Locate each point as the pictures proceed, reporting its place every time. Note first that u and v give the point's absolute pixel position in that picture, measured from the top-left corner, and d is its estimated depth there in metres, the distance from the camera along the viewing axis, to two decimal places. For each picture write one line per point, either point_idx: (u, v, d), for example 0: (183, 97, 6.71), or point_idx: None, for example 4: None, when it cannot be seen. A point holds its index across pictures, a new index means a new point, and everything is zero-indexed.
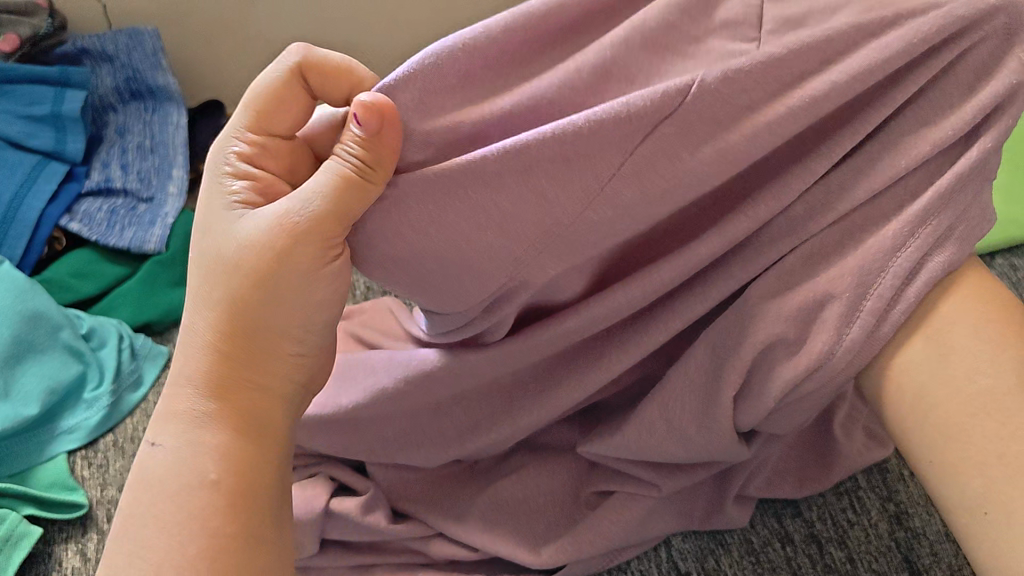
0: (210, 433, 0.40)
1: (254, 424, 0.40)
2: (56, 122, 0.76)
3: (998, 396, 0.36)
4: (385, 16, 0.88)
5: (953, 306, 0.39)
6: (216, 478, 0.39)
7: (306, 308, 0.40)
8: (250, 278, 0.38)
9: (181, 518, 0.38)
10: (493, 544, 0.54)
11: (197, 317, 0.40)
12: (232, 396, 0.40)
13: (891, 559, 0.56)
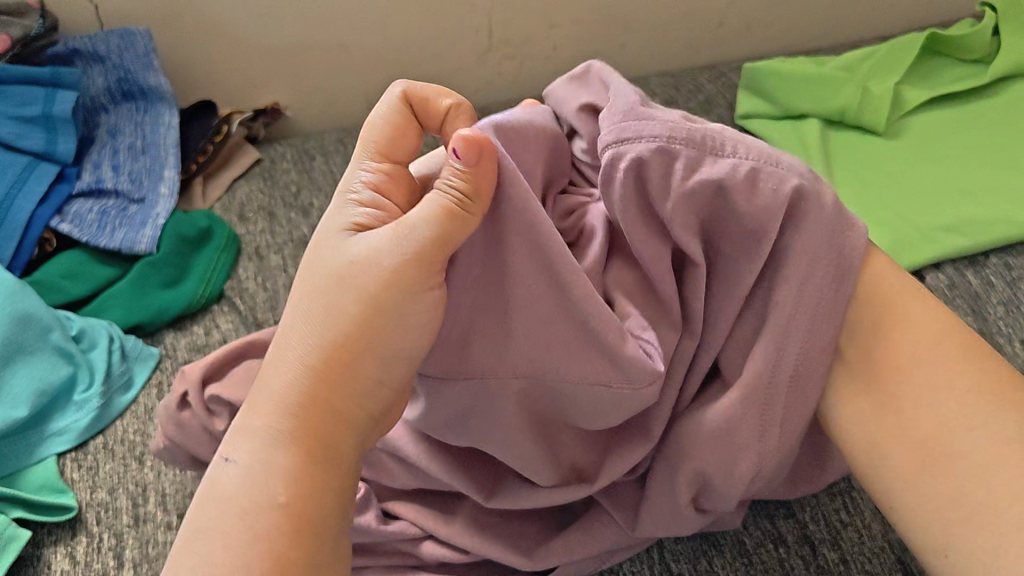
0: (283, 453, 0.39)
1: (329, 448, 0.40)
2: (47, 122, 0.76)
3: (964, 411, 0.41)
4: (377, 17, 0.88)
5: (896, 337, 0.44)
6: (286, 499, 0.38)
7: (399, 333, 0.41)
8: (361, 301, 0.40)
9: (247, 539, 0.37)
10: (482, 547, 0.53)
11: (294, 343, 0.41)
12: (320, 418, 0.40)
13: (884, 560, 0.55)
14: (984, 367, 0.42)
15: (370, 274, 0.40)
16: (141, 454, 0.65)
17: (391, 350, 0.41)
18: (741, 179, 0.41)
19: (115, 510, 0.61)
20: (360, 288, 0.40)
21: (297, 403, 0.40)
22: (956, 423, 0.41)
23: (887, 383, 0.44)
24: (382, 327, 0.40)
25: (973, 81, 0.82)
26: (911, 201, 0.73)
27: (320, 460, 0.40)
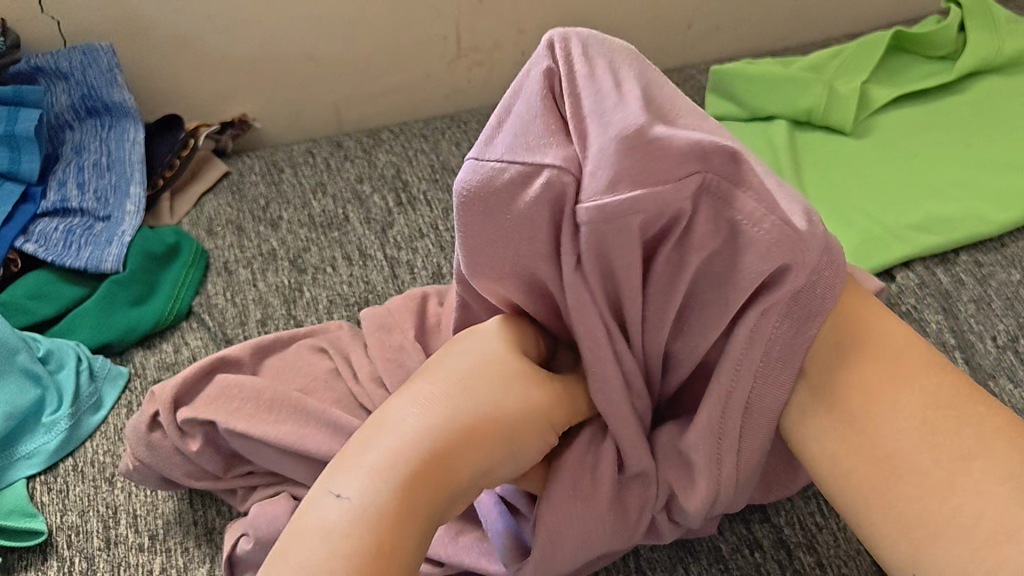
0: (391, 500, 0.38)
1: (433, 511, 0.40)
2: (10, 141, 0.75)
3: (927, 424, 0.41)
4: (343, 27, 0.87)
5: (851, 359, 0.44)
6: (388, 549, 0.37)
7: (515, 417, 0.44)
8: (509, 403, 0.44)
9: None
10: (457, 557, 0.53)
11: (426, 401, 0.43)
12: (439, 483, 0.40)
13: (860, 562, 0.55)
14: (942, 382, 0.42)
15: (524, 388, 0.45)
16: (111, 475, 0.64)
17: (502, 463, 0.44)
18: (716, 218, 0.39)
19: (86, 532, 0.61)
20: (508, 397, 0.44)
21: (434, 462, 0.40)
22: (921, 437, 0.41)
23: (854, 394, 0.43)
24: (514, 436, 0.44)
25: (940, 78, 0.82)
26: (882, 201, 0.73)
27: (423, 534, 0.39)
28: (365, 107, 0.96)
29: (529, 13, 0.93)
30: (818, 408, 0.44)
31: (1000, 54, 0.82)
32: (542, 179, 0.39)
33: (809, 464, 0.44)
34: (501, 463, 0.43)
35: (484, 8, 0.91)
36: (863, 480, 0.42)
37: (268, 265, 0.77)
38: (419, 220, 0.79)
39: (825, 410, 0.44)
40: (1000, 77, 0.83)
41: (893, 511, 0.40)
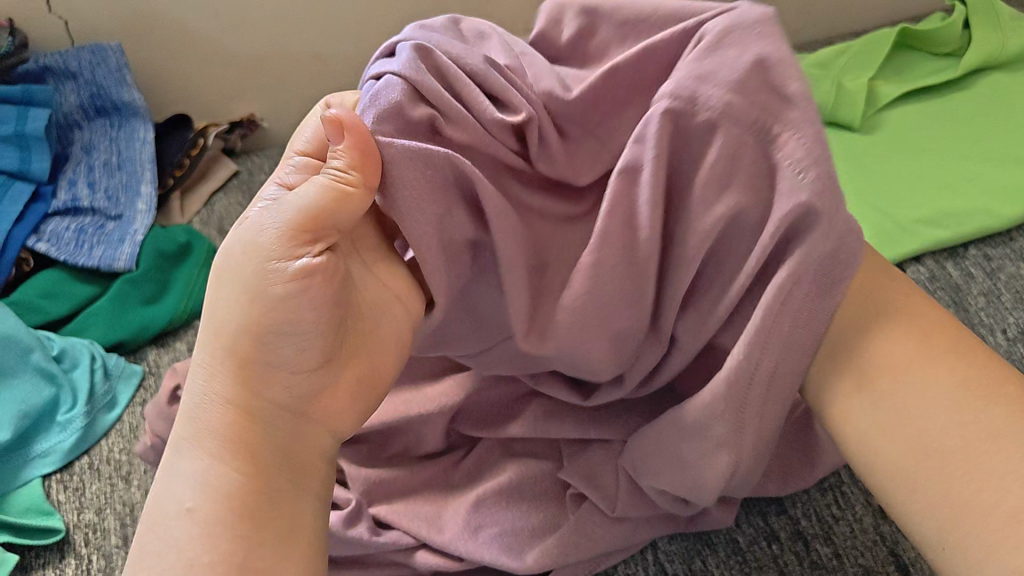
0: (187, 459, 0.39)
1: (238, 443, 0.39)
2: (20, 141, 0.75)
3: (957, 406, 0.39)
4: (351, 26, 0.88)
5: (884, 333, 0.42)
6: (188, 507, 0.38)
7: (288, 310, 0.39)
8: (251, 294, 0.40)
9: (159, 549, 0.38)
10: (478, 553, 0.53)
11: (203, 336, 0.41)
12: (229, 420, 0.39)
13: (877, 553, 0.54)
14: (975, 360, 0.41)
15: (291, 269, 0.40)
16: (127, 473, 0.64)
17: (284, 347, 0.40)
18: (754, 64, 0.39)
19: (103, 530, 0.60)
20: (259, 286, 0.39)
21: (211, 408, 0.40)
22: (949, 418, 0.39)
23: (870, 377, 0.42)
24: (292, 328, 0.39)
25: (944, 74, 0.83)
26: (892, 196, 0.74)
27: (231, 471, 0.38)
28: None
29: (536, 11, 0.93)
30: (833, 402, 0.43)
31: (1004, 50, 0.82)
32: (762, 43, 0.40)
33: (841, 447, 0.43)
34: (288, 351, 0.40)
35: (491, 7, 0.91)
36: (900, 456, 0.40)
37: None
38: None
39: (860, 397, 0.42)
40: (1006, 72, 0.83)
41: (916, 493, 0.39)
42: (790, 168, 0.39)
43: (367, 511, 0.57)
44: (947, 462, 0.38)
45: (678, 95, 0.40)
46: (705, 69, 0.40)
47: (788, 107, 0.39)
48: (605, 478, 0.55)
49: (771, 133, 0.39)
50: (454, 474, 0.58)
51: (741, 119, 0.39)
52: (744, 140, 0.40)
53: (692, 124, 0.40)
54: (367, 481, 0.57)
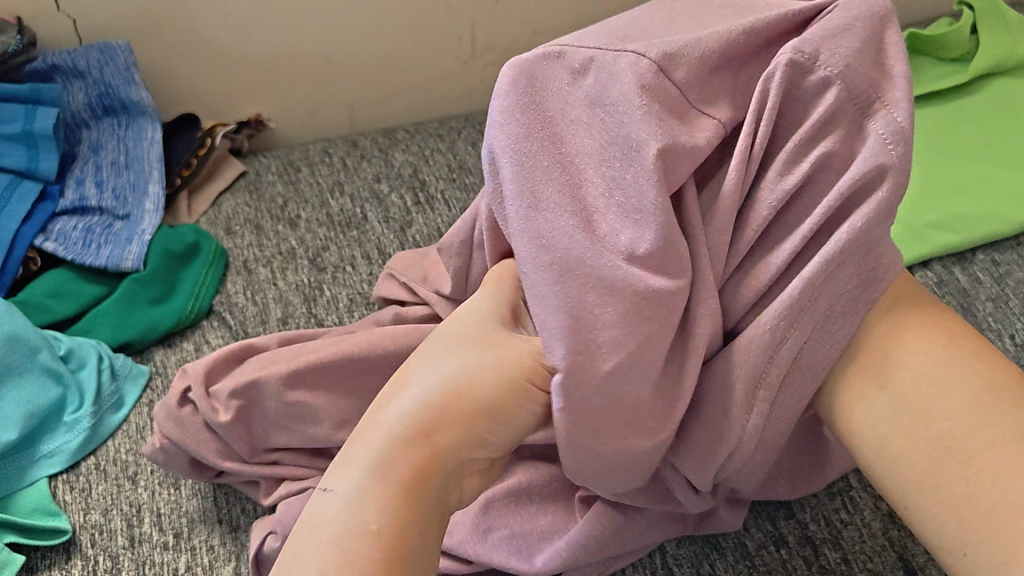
0: (379, 485, 0.40)
1: (428, 489, 0.41)
2: (28, 140, 0.75)
3: (982, 409, 0.40)
4: (360, 28, 0.88)
5: (910, 330, 0.42)
6: (377, 528, 0.39)
7: (519, 399, 0.43)
8: (493, 369, 0.44)
9: (342, 563, 0.38)
10: (486, 555, 0.53)
11: (420, 387, 0.43)
12: (426, 471, 0.41)
13: (886, 558, 0.54)
14: (996, 365, 0.41)
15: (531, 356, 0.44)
16: (133, 474, 0.64)
17: (499, 438, 0.43)
18: (870, 34, 0.40)
19: (110, 531, 0.60)
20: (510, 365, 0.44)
21: (418, 453, 0.41)
22: (973, 419, 0.40)
23: (890, 383, 0.42)
24: (507, 412, 0.43)
25: (952, 79, 0.83)
26: (900, 198, 0.74)
27: (420, 514, 0.40)
28: (378, 107, 0.96)
29: (544, 13, 0.93)
30: (850, 398, 0.43)
31: (1011, 56, 0.83)
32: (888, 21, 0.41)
33: (855, 448, 0.43)
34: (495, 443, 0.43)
35: (499, 10, 0.91)
36: (916, 465, 0.40)
37: (288, 264, 0.77)
38: (438, 219, 0.80)
39: (878, 404, 0.42)
40: (1014, 78, 0.83)
41: (933, 499, 0.39)
42: (881, 135, 0.39)
43: None
44: (970, 464, 0.39)
45: (801, 50, 0.40)
46: (830, 30, 0.40)
47: (890, 87, 0.39)
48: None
49: (873, 108, 0.39)
50: None
51: (852, 86, 0.39)
52: (845, 107, 0.39)
53: (801, 87, 0.40)
54: None
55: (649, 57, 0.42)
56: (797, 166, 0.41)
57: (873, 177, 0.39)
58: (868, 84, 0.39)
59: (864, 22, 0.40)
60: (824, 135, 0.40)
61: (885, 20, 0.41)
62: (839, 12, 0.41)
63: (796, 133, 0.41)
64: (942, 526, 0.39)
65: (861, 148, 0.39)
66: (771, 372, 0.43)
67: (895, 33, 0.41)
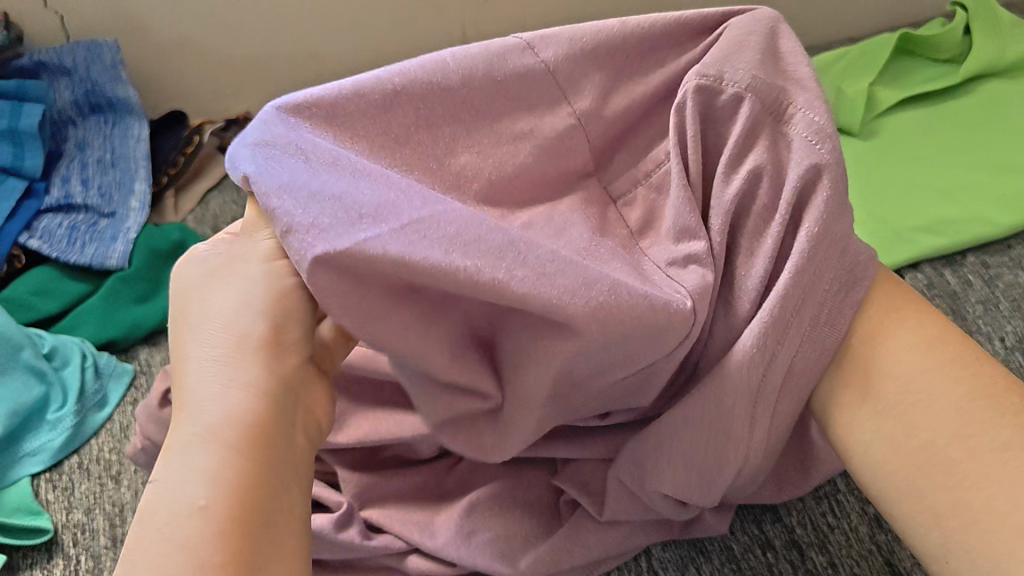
0: (205, 455, 0.37)
1: (256, 442, 0.38)
2: (13, 137, 0.74)
3: (965, 417, 0.39)
4: (347, 26, 0.87)
5: (892, 338, 0.42)
6: (206, 502, 0.35)
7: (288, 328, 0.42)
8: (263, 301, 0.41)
9: (171, 548, 0.34)
10: (470, 558, 0.53)
11: (199, 347, 0.41)
12: (250, 420, 0.38)
13: (872, 563, 0.53)
14: (983, 371, 0.40)
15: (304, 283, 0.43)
16: (117, 473, 0.63)
17: (294, 337, 0.42)
18: (768, 46, 0.43)
19: (92, 531, 0.60)
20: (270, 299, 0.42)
21: (233, 399, 0.39)
22: (955, 428, 0.39)
23: (874, 392, 0.41)
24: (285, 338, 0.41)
25: (944, 80, 0.83)
26: (888, 202, 0.73)
27: (254, 470, 0.37)
28: None
29: (534, 12, 0.93)
30: (841, 407, 0.42)
31: (1004, 57, 0.82)
32: (776, 30, 0.44)
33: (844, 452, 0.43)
34: (300, 346, 0.42)
35: (489, 8, 0.90)
36: (900, 474, 0.40)
37: None
38: None
39: (867, 411, 0.41)
40: (1005, 79, 0.83)
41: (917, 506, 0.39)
42: (806, 138, 0.40)
43: (358, 514, 0.56)
44: (953, 474, 0.38)
45: (706, 74, 0.42)
46: (728, 49, 0.42)
47: (798, 92, 0.41)
48: (597, 484, 0.55)
49: (785, 115, 0.41)
50: (446, 480, 0.58)
51: (764, 98, 0.41)
52: (761, 118, 0.41)
53: (719, 107, 0.42)
54: (361, 483, 0.57)
55: (533, 42, 0.44)
56: (740, 169, 0.42)
57: (810, 180, 0.40)
58: (772, 96, 0.41)
59: (754, 37, 0.43)
60: (749, 149, 0.42)
61: (779, 34, 0.43)
62: (734, 27, 0.43)
63: (726, 150, 0.42)
64: (926, 535, 0.38)
65: (790, 157, 0.41)
66: (769, 382, 0.42)
67: (790, 44, 0.43)
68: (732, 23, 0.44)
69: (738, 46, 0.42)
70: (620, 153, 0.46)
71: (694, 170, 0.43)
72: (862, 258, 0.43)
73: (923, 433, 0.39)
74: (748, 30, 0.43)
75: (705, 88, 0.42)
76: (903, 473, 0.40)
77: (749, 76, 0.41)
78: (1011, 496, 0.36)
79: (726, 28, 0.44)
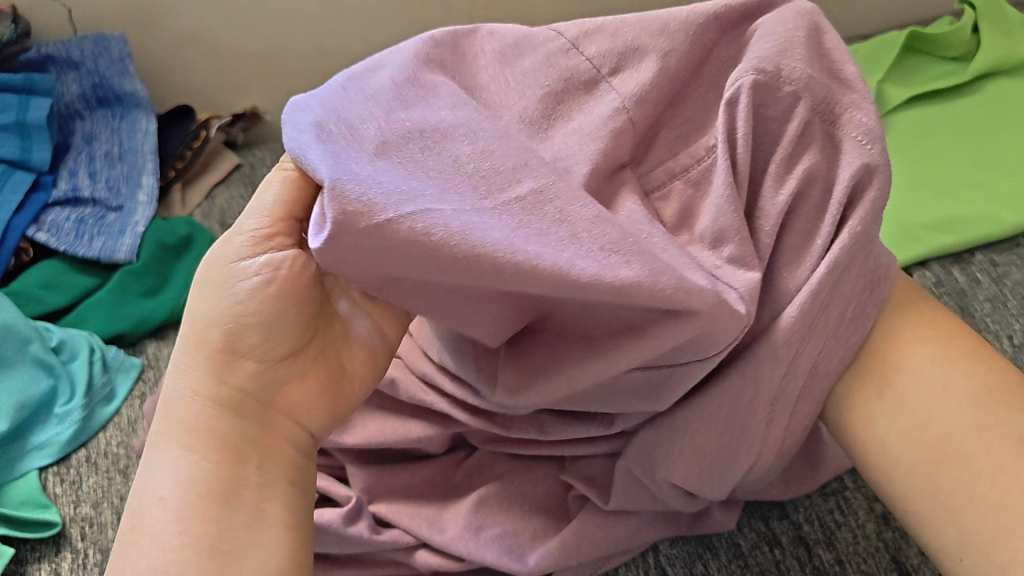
0: (165, 454, 0.42)
1: (207, 442, 0.42)
2: (21, 129, 0.74)
3: (980, 408, 0.39)
4: (357, 19, 0.87)
5: (908, 335, 0.42)
6: (161, 496, 0.40)
7: (262, 328, 0.43)
8: (226, 309, 0.43)
9: (135, 540, 0.40)
10: (479, 553, 0.53)
11: (179, 350, 0.45)
12: (202, 417, 0.42)
13: (880, 560, 0.53)
14: (992, 367, 0.40)
15: (280, 283, 0.42)
16: (124, 467, 0.63)
17: (254, 335, 0.43)
18: (811, 32, 0.39)
19: (100, 524, 0.60)
20: (235, 307, 0.43)
21: (186, 406, 0.43)
22: (967, 422, 0.39)
23: (892, 386, 0.41)
24: (259, 336, 0.43)
25: (952, 79, 0.83)
26: (895, 201, 0.74)
27: (202, 466, 0.41)
28: None
29: (543, 10, 0.93)
30: (862, 409, 0.42)
31: (1011, 56, 0.82)
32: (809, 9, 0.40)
33: (861, 448, 0.43)
34: (263, 344, 0.43)
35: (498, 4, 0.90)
36: (912, 469, 0.40)
37: None
38: None
39: (882, 401, 0.42)
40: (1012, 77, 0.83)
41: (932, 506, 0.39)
42: (856, 138, 0.38)
43: (367, 509, 0.56)
44: (971, 466, 0.38)
45: (764, 68, 0.38)
46: (780, 43, 0.38)
47: (845, 90, 0.39)
48: (605, 479, 0.54)
49: (839, 115, 0.39)
50: (455, 474, 0.58)
51: (818, 96, 0.38)
52: (812, 118, 0.39)
53: (776, 100, 0.39)
54: (370, 478, 0.58)
55: (588, 60, 0.41)
56: (787, 183, 0.40)
57: (861, 179, 0.38)
58: (824, 92, 0.38)
59: (805, 27, 0.39)
60: (804, 151, 0.39)
61: (814, 13, 0.40)
62: (774, 11, 0.40)
63: (776, 156, 0.40)
64: (938, 531, 0.39)
65: (841, 157, 0.39)
66: (786, 387, 0.42)
67: (828, 30, 0.40)
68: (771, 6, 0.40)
69: (788, 39, 0.38)
70: (651, 140, 0.42)
71: (743, 167, 0.40)
72: (884, 262, 0.43)
73: (940, 424, 0.39)
74: (792, 18, 0.39)
75: (763, 79, 0.38)
76: (913, 473, 0.40)
77: (804, 72, 0.38)
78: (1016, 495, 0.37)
79: (771, 15, 0.40)
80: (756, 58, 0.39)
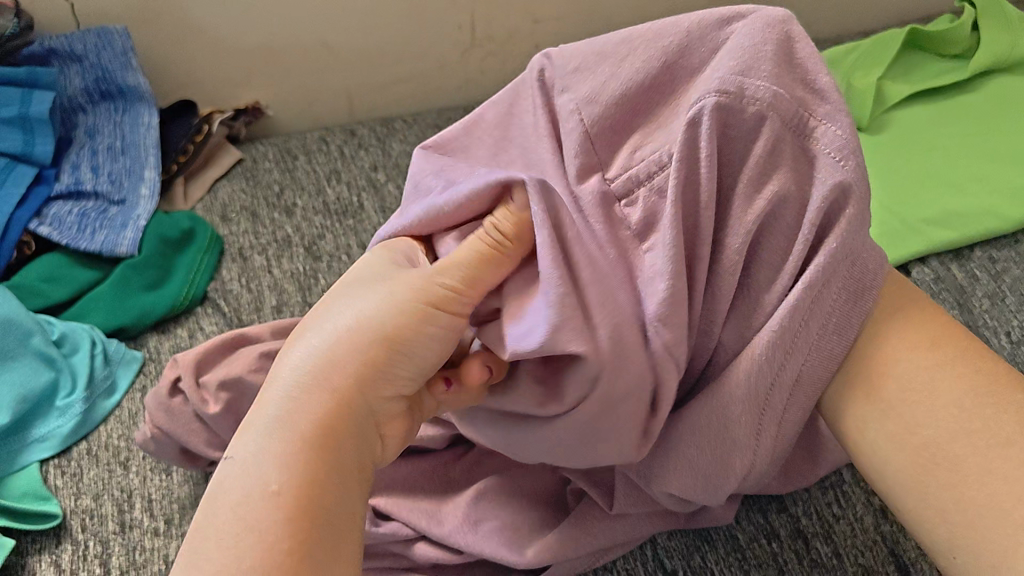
0: (280, 444, 0.39)
1: (331, 449, 0.40)
2: (23, 123, 0.75)
3: (967, 412, 0.39)
4: (358, 15, 0.87)
5: (890, 336, 0.42)
6: (276, 488, 0.38)
7: (409, 362, 0.43)
8: (387, 328, 0.42)
9: (235, 530, 0.37)
10: (477, 546, 0.53)
11: (310, 342, 0.43)
12: (330, 422, 0.41)
13: (877, 552, 0.53)
14: (983, 366, 0.40)
15: (441, 330, 0.43)
16: (125, 459, 0.63)
17: (405, 372, 0.43)
18: (781, 49, 0.41)
19: (100, 516, 0.60)
20: (397, 333, 0.42)
21: (314, 403, 0.41)
22: (956, 426, 0.39)
23: (879, 390, 0.42)
24: (399, 367, 0.43)
25: (951, 76, 0.83)
26: (894, 198, 0.74)
27: (323, 471, 0.39)
28: (378, 95, 0.96)
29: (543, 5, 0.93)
30: (851, 415, 0.43)
31: (1011, 51, 0.82)
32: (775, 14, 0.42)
33: (853, 447, 0.43)
34: (403, 375, 0.43)
35: None
36: (903, 469, 0.40)
37: (283, 252, 0.77)
38: None
39: (868, 405, 0.42)
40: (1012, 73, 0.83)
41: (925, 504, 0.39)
42: (831, 155, 0.40)
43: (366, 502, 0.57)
44: (956, 469, 0.39)
45: (725, 90, 0.40)
46: (745, 62, 0.40)
47: (818, 101, 0.40)
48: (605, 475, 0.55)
49: (808, 127, 0.40)
50: (453, 467, 0.58)
51: (784, 115, 0.40)
52: (783, 135, 0.40)
53: (739, 120, 0.40)
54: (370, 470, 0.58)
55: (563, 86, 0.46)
56: (755, 203, 0.41)
57: (836, 198, 0.39)
58: (786, 105, 0.40)
59: (773, 43, 0.41)
60: (773, 172, 0.40)
61: (787, 26, 0.42)
62: (743, 25, 0.42)
63: (745, 172, 0.41)
64: (932, 530, 0.39)
65: (815, 177, 0.40)
66: (779, 384, 0.43)
67: (800, 40, 0.41)
68: (742, 24, 0.42)
69: (749, 62, 0.40)
70: None
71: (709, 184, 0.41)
72: (871, 266, 0.42)
73: (923, 430, 0.40)
74: (758, 36, 0.41)
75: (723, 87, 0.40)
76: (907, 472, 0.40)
77: (766, 88, 0.40)
78: (1010, 493, 0.37)
79: (738, 27, 0.42)
80: (716, 82, 0.40)
